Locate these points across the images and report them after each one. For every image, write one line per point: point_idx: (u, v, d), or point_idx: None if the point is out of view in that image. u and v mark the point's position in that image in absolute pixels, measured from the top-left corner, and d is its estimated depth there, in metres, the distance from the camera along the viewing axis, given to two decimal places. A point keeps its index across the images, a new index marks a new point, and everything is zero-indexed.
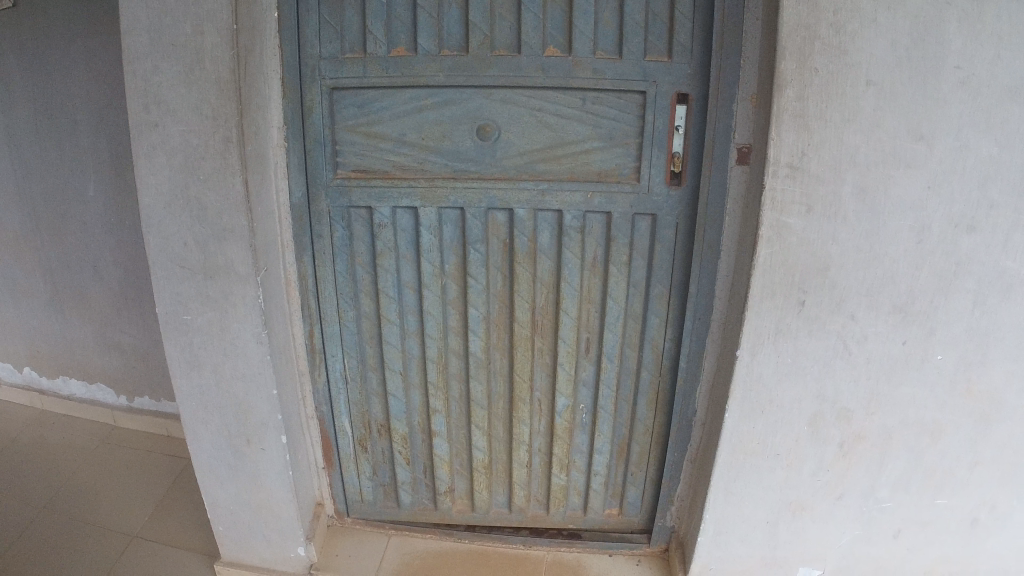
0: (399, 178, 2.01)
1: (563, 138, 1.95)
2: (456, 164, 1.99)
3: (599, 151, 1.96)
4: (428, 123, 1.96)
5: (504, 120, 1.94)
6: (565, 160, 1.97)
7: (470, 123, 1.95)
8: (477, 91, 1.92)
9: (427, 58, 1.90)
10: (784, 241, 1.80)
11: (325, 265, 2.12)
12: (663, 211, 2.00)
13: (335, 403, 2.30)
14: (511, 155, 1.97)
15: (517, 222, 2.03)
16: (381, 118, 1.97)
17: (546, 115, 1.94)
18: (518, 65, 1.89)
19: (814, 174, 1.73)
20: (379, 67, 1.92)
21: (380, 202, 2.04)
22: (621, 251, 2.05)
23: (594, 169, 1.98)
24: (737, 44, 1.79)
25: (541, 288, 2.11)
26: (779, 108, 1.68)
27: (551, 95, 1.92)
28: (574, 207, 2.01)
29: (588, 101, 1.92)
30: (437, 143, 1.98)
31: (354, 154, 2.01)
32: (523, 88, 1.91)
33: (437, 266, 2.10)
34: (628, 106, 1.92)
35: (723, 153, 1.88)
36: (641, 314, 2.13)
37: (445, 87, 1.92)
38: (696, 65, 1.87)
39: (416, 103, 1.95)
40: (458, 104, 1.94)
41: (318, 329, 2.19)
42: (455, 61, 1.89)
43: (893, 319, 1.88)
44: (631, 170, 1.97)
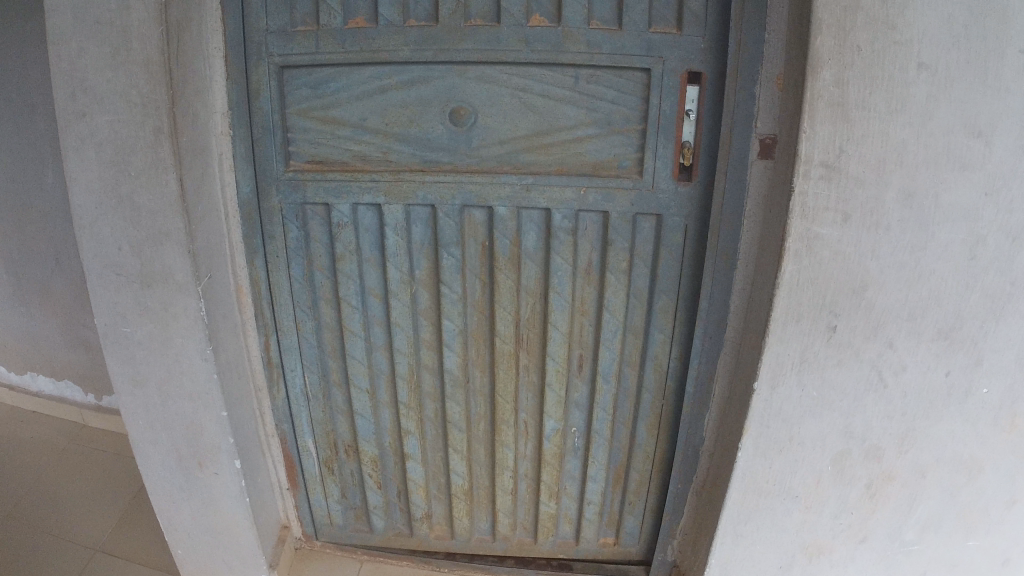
0: (360, 171, 1.74)
1: (552, 124, 1.75)
2: (426, 154, 1.75)
3: (594, 140, 1.76)
4: (393, 106, 1.73)
5: (483, 104, 1.74)
6: (553, 149, 1.75)
7: (443, 107, 1.73)
8: (451, 70, 1.73)
9: (392, 30, 1.71)
10: (813, 254, 1.51)
11: (278, 270, 1.79)
12: (667, 211, 1.78)
13: (297, 420, 2.02)
14: (491, 143, 1.74)
15: (497, 223, 1.76)
16: (339, 100, 1.73)
17: (533, 98, 1.74)
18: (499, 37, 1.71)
19: (854, 177, 1.44)
20: (334, 40, 1.71)
21: (338, 198, 1.75)
22: (619, 257, 1.80)
23: (587, 161, 1.76)
24: (760, 14, 1.58)
25: (526, 298, 1.81)
26: (812, 93, 1.39)
27: (536, 72, 1.74)
28: (566, 205, 1.76)
29: (580, 79, 1.72)
30: (405, 130, 1.74)
31: (308, 143, 1.75)
32: (504, 62, 1.73)
33: (405, 272, 1.77)
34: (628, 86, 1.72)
35: (743, 142, 1.67)
36: (642, 329, 1.86)
37: (414, 64, 1.72)
38: (708, 40, 1.66)
39: (378, 82, 1.72)
40: (426, 84, 1.72)
41: (273, 341, 1.82)
42: (427, 34, 1.71)
43: (936, 347, 1.59)
44: (632, 161, 1.76)
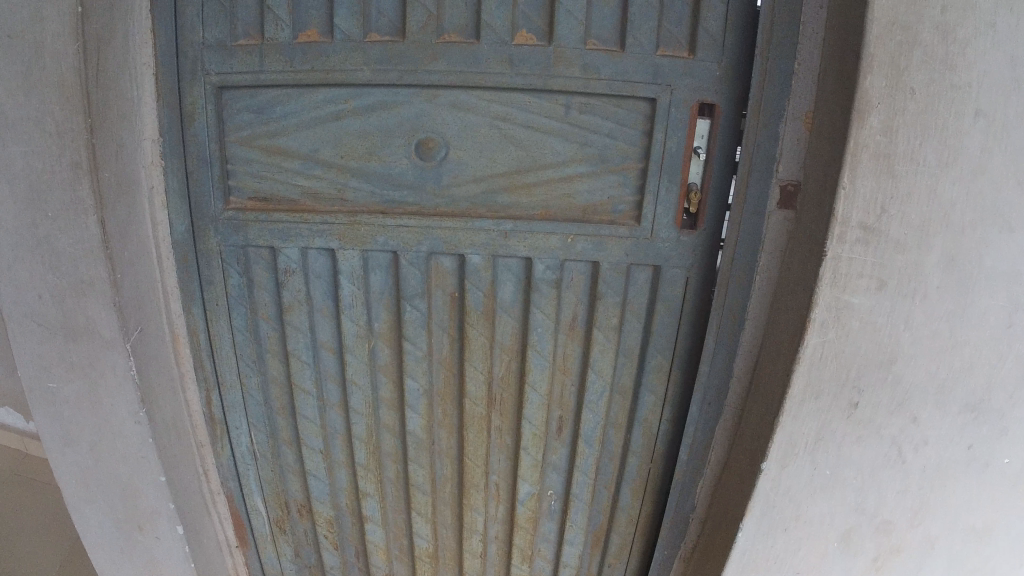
0: (310, 212, 1.50)
1: (536, 159, 1.52)
2: (386, 192, 1.50)
3: (584, 179, 1.53)
4: (350, 136, 1.49)
5: (456, 134, 1.50)
6: (537, 190, 1.52)
7: (408, 138, 1.49)
8: (419, 95, 1.48)
9: (350, 45, 1.46)
10: (840, 326, 1.41)
11: (218, 319, 1.57)
12: (667, 260, 1.57)
13: (244, 479, 1.71)
14: (464, 180, 1.51)
15: (469, 272, 1.53)
16: (288, 127, 1.49)
17: (515, 128, 1.50)
18: (476, 56, 1.47)
19: (895, 239, 1.36)
20: (281, 57, 1.47)
21: (284, 241, 1.51)
22: (609, 311, 1.58)
23: (575, 203, 1.54)
24: (790, 45, 1.44)
25: (501, 355, 1.59)
26: (857, 143, 1.31)
27: (520, 99, 1.50)
28: (550, 254, 1.53)
29: (572, 109, 1.51)
30: (363, 164, 1.50)
31: (250, 177, 1.51)
32: (480, 87, 1.48)
33: (363, 325, 1.55)
34: (628, 117, 1.52)
35: (760, 189, 1.51)
36: (632, 390, 1.65)
37: (376, 87, 1.48)
38: (726, 65, 1.50)
39: (334, 107, 1.49)
40: (390, 111, 1.48)
41: (216, 398, 1.62)
42: (390, 51, 1.46)
43: (962, 419, 1.48)
44: (627, 206, 1.55)
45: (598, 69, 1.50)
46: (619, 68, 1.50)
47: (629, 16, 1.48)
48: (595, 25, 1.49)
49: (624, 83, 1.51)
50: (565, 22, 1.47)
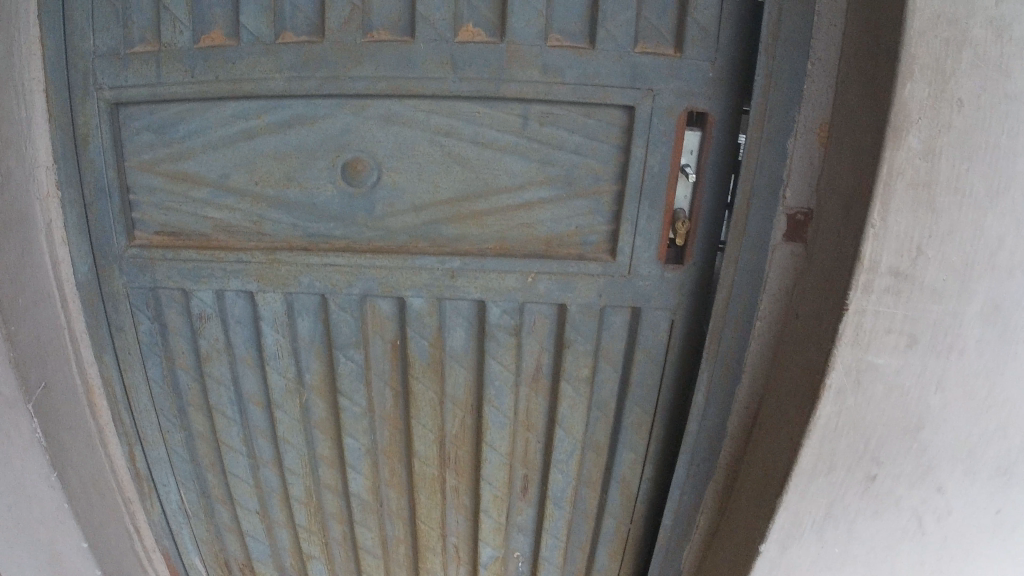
0: (223, 249, 1.28)
1: (488, 182, 1.25)
2: (309, 224, 1.26)
3: (547, 205, 1.26)
4: (265, 158, 1.25)
5: (389, 155, 1.24)
6: (489, 219, 1.26)
7: (333, 159, 1.24)
8: (343, 108, 1.23)
9: (258, 49, 1.21)
10: (860, 390, 1.14)
11: (132, 368, 1.38)
12: (648, 300, 1.30)
13: (179, 538, 1.55)
14: (401, 209, 1.25)
15: (410, 318, 1.29)
16: (193, 149, 1.26)
17: (460, 146, 1.24)
18: (410, 58, 1.20)
19: (930, 286, 1.09)
20: (181, 65, 1.23)
21: (197, 282, 1.30)
22: (579, 360, 1.33)
23: (536, 235, 1.27)
24: (801, 42, 1.17)
25: (454, 411, 1.36)
26: (891, 167, 1.04)
27: (467, 110, 1.23)
28: (507, 296, 1.28)
29: (531, 120, 1.24)
30: (281, 191, 1.26)
31: (156, 208, 1.30)
32: (417, 95, 1.21)
33: (291, 378, 1.34)
34: (600, 129, 1.25)
35: (762, 219, 1.23)
36: (608, 447, 1.40)
37: (292, 99, 1.23)
38: (719, 66, 1.23)
39: (245, 124, 1.24)
40: (310, 128, 1.24)
41: (140, 452, 1.44)
42: (306, 55, 1.20)
43: (993, 485, 1.22)
44: (600, 236, 1.28)
45: (563, 71, 1.21)
46: (588, 68, 1.22)
47: (601, 3, 1.20)
48: (556, 14, 1.21)
49: (595, 87, 1.22)
50: (519, 12, 1.19)
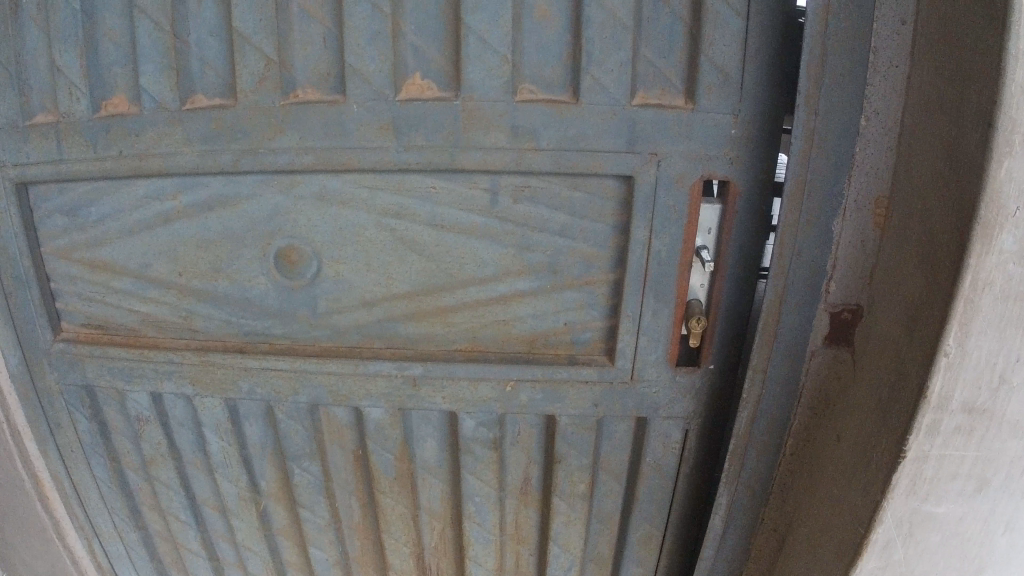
0: (152, 347, 1.10)
1: (451, 274, 1.01)
2: (244, 322, 1.06)
3: (528, 299, 1.02)
4: (187, 246, 1.04)
5: (330, 243, 1.01)
6: (457, 317, 1.03)
7: (263, 247, 1.02)
8: (270, 188, 1.00)
9: (163, 118, 1.00)
10: (913, 541, 0.88)
11: (77, 466, 1.23)
12: (655, 408, 1.07)
13: None
14: (349, 305, 1.03)
15: (371, 431, 1.09)
16: (109, 234, 1.07)
17: (414, 231, 0.99)
18: (342, 123, 0.96)
19: (1011, 423, 0.82)
20: (83, 138, 1.03)
21: (129, 383, 1.13)
22: (574, 475, 1.12)
23: (515, 334, 1.04)
24: (852, 93, 0.89)
25: (429, 525, 1.17)
26: (973, 273, 0.76)
27: (423, 187, 0.98)
28: (481, 407, 1.06)
29: (501, 196, 0.98)
30: (209, 285, 1.05)
31: (80, 298, 1.12)
32: (354, 168, 0.97)
33: (244, 487, 1.17)
34: (590, 204, 0.98)
35: (797, 319, 0.98)
36: (613, 562, 1.19)
37: (210, 177, 1.01)
38: (744, 125, 0.95)
39: (163, 205, 1.04)
40: (236, 210, 1.01)
41: (99, 548, 1.31)
42: (217, 123, 0.98)
43: None
44: (595, 333, 1.05)
45: (538, 133, 0.94)
46: (569, 127, 0.94)
47: (583, 42, 0.93)
48: (525, 56, 0.94)
49: (581, 152, 0.95)
50: (475, 58, 0.94)
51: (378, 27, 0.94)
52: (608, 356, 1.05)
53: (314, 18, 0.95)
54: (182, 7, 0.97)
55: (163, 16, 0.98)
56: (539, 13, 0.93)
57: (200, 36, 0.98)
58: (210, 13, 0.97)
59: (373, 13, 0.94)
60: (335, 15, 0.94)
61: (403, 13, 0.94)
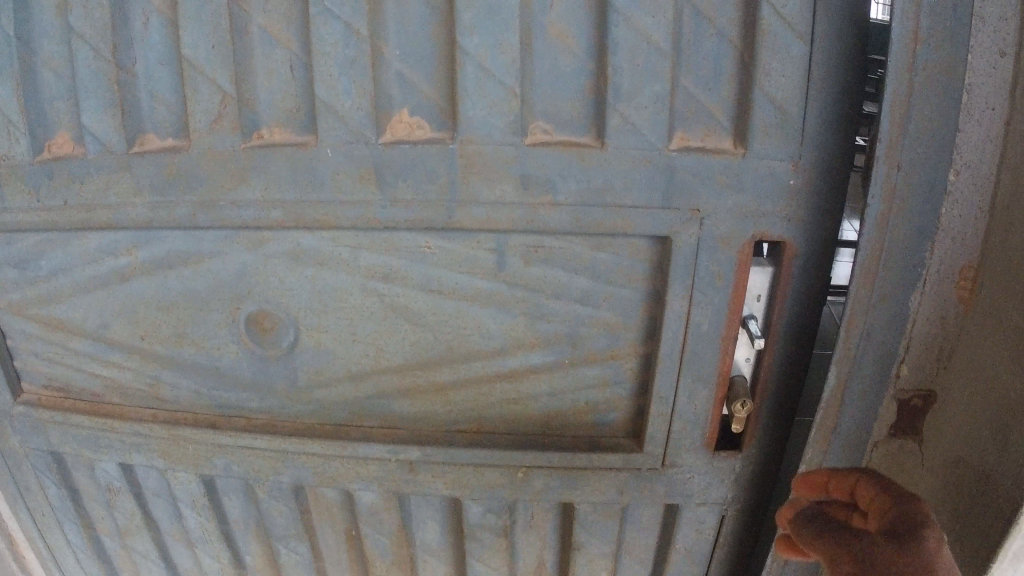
0: (116, 417, 0.96)
1: (452, 347, 0.87)
2: (216, 393, 0.93)
3: (543, 377, 0.88)
4: (145, 309, 0.91)
5: (307, 309, 0.87)
6: (460, 394, 0.90)
7: (230, 312, 0.88)
8: (235, 245, 0.85)
9: (109, 163, 0.85)
10: None
11: (50, 530, 1.13)
12: (686, 493, 0.94)
13: None
14: (333, 379, 0.90)
15: (364, 514, 0.97)
16: (62, 290, 0.93)
17: (406, 297, 0.85)
18: (313, 170, 0.80)
19: None
20: (24, 185, 0.89)
21: (97, 452, 1.00)
22: (593, 559, 1.00)
23: (529, 413, 0.90)
24: (939, 144, 0.72)
25: None
26: None
27: (416, 248, 0.82)
28: (489, 494, 0.93)
29: (507, 259, 0.82)
30: (175, 350, 0.92)
31: (37, 357, 0.99)
32: (331, 224, 0.81)
33: (226, 561, 1.06)
34: (616, 268, 0.82)
35: (861, 410, 0.83)
36: None
37: (167, 231, 0.86)
38: (807, 177, 0.78)
39: (116, 261, 0.89)
40: (198, 269, 0.87)
41: None
42: (167, 170, 0.84)
43: None
44: (621, 412, 0.91)
45: (555, 185, 0.77)
46: (594, 177, 0.77)
47: (609, 71, 0.75)
48: (536, 88, 0.75)
49: (608, 208, 0.78)
50: (474, 91, 0.76)
51: (354, 53, 0.76)
52: (634, 439, 0.92)
53: (277, 42, 0.79)
54: (124, 33, 0.82)
55: (103, 42, 0.83)
56: (552, 33, 0.74)
57: (148, 67, 0.83)
58: (156, 39, 0.82)
59: (347, 35, 0.76)
60: (303, 40, 0.78)
61: (384, 35, 0.76)
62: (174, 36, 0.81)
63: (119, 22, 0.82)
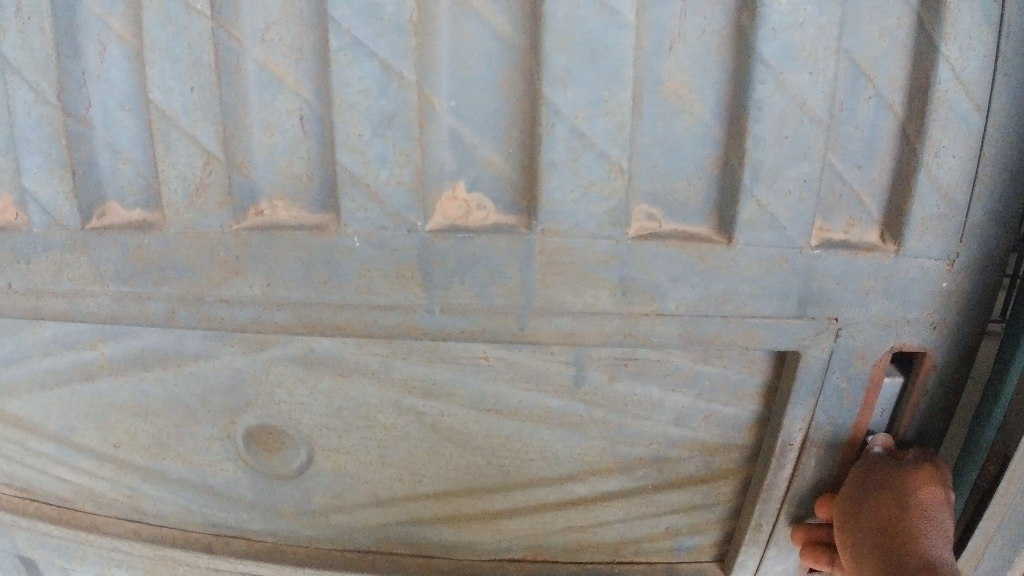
0: (91, 529, 0.82)
1: (508, 471, 0.73)
2: (207, 508, 0.79)
3: (613, 503, 0.74)
4: (115, 416, 0.75)
5: (325, 427, 0.72)
6: (514, 520, 0.76)
7: (225, 426, 0.74)
8: (227, 348, 0.69)
9: (60, 239, 0.66)
10: None
11: None
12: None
13: None
14: (355, 503, 0.76)
15: None
16: (16, 383, 0.75)
17: (451, 416, 0.70)
18: (332, 264, 0.61)
19: None
20: None
21: (71, 561, 0.86)
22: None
23: (594, 540, 0.77)
24: None
25: None
26: None
27: (468, 365, 0.67)
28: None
29: (583, 376, 0.67)
30: (154, 463, 0.77)
31: None
32: (358, 332, 0.64)
33: None
34: (717, 383, 0.67)
35: (996, 561, 0.74)
36: None
37: (140, 326, 0.69)
38: (961, 282, 0.62)
39: (75, 361, 0.73)
40: (178, 375, 0.72)
41: None
42: (134, 254, 0.65)
43: None
44: (703, 538, 0.75)
45: (662, 292, 0.61)
46: (715, 284, 0.61)
47: (747, 142, 0.57)
48: (642, 162, 0.58)
49: (725, 317, 0.62)
50: (562, 167, 0.57)
51: (394, 107, 0.56)
52: (719, 562, 0.77)
53: (282, 86, 0.58)
54: (75, 70, 0.61)
55: (47, 81, 0.61)
56: (669, 89, 0.57)
57: (107, 114, 0.62)
58: (119, 78, 0.61)
59: (384, 82, 0.56)
60: (319, 87, 0.58)
61: (436, 85, 0.56)
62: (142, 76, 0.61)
63: (69, 54, 0.61)
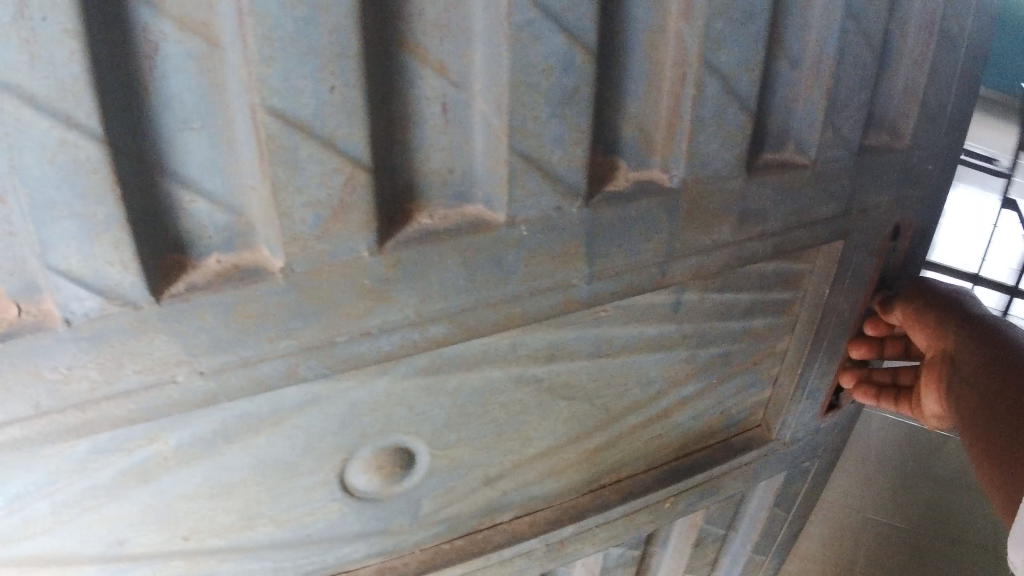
0: None
1: (610, 409, 0.78)
2: (304, 558, 0.73)
3: (687, 406, 0.83)
4: (189, 509, 0.64)
5: (442, 429, 0.70)
6: (609, 453, 0.82)
7: (335, 468, 0.68)
8: (344, 385, 0.62)
9: (121, 323, 0.50)
10: None
11: None
12: (795, 462, 0.96)
13: None
14: (465, 491, 0.76)
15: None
16: (36, 522, 0.59)
17: (567, 374, 0.72)
18: (497, 260, 0.59)
19: None
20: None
21: None
22: (703, 544, 0.99)
23: (666, 443, 0.85)
24: None
25: None
26: None
27: (593, 327, 0.70)
28: (633, 533, 0.90)
29: (683, 305, 0.73)
30: (243, 537, 0.68)
31: None
32: (516, 321, 0.63)
33: None
34: (776, 277, 0.77)
35: None
36: None
37: (233, 401, 0.59)
38: (937, 156, 0.79)
39: (137, 469, 0.59)
40: (279, 429, 0.63)
41: None
42: (242, 311, 0.53)
43: None
44: (746, 411, 0.88)
45: (766, 211, 0.69)
46: (801, 199, 0.70)
47: (832, 76, 0.65)
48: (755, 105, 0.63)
49: (806, 225, 0.72)
50: (709, 120, 0.61)
51: (573, 83, 0.55)
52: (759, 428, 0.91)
53: (422, 67, 0.53)
54: (111, 83, 0.45)
55: (84, 106, 0.44)
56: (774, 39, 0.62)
57: (167, 134, 0.49)
58: (183, 85, 0.48)
59: (566, 56, 0.54)
60: (474, 74, 0.54)
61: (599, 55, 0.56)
62: (227, 78, 0.48)
63: (108, 62, 0.44)
